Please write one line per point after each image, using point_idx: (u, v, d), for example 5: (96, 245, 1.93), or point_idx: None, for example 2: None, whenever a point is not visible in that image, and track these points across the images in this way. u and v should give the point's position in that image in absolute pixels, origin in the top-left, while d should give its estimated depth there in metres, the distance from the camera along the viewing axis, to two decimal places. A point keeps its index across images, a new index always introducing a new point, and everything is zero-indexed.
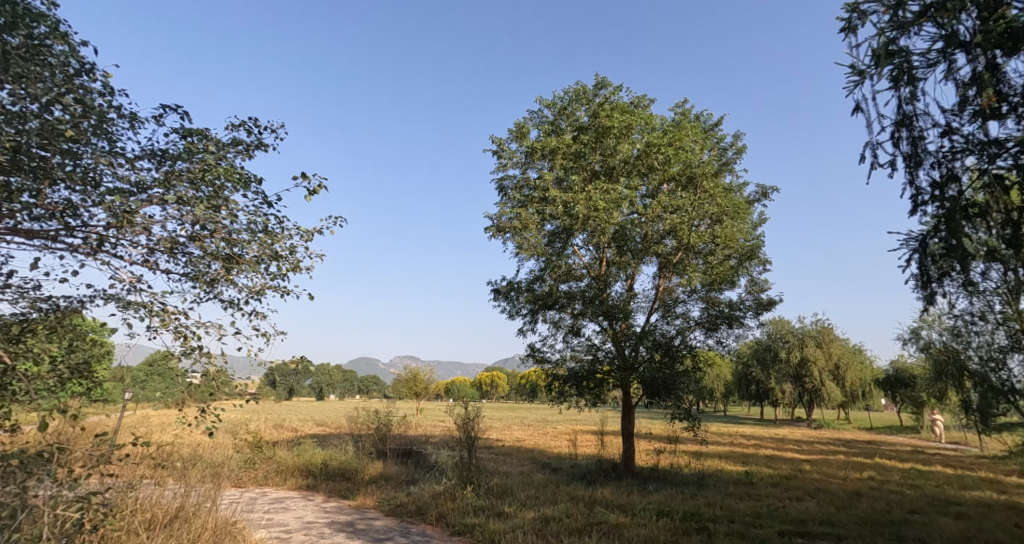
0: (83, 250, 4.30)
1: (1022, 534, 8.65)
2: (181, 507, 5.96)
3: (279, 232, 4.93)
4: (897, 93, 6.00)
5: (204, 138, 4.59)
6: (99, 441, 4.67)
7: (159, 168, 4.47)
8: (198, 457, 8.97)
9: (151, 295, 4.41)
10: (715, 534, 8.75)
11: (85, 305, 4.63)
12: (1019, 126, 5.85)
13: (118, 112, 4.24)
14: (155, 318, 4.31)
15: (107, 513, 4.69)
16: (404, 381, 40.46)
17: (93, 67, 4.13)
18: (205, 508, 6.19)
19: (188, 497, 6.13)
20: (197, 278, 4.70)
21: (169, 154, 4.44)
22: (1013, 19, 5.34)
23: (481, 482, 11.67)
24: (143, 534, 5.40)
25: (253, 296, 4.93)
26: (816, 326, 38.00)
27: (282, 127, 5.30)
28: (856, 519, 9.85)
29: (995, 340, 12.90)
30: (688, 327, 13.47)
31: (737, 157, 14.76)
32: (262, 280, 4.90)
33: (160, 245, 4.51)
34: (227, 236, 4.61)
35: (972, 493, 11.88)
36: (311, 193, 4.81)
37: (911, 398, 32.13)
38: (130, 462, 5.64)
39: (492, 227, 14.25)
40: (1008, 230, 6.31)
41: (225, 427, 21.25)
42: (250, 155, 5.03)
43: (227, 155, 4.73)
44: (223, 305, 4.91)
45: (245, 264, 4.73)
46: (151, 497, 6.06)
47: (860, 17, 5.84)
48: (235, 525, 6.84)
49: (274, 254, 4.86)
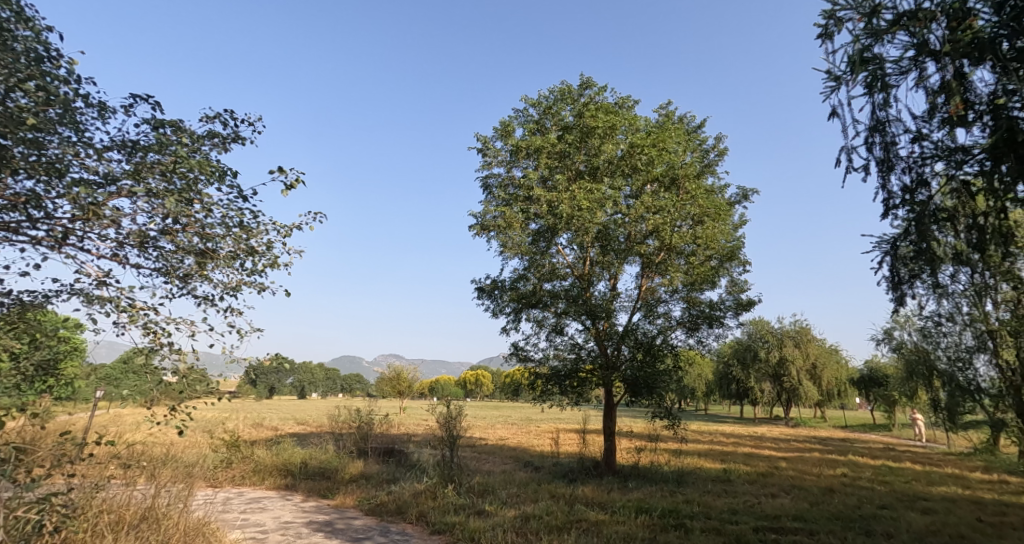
0: (47, 243, 4.26)
1: (985, 528, 8.92)
2: (151, 507, 5.90)
3: (255, 228, 4.91)
4: (871, 99, 6.18)
5: (177, 130, 4.55)
6: (63, 441, 4.61)
7: (129, 159, 4.43)
8: (172, 457, 8.84)
9: (118, 290, 4.36)
10: (691, 531, 8.91)
11: (49, 300, 4.57)
12: (985, 134, 6.04)
13: (85, 100, 4.19)
14: (123, 314, 4.27)
15: (69, 514, 4.64)
16: (388, 380, 40.34)
17: (59, 54, 4.08)
18: (177, 508, 6.16)
19: (159, 497, 6.07)
20: (168, 273, 4.67)
21: (139, 145, 4.39)
22: (979, 29, 5.53)
23: (462, 481, 11.71)
24: (110, 536, 5.32)
25: (228, 292, 4.91)
26: (795, 326, 38.61)
27: (259, 120, 5.25)
28: (828, 514, 10.07)
29: (962, 341, 13.31)
30: (669, 327, 13.63)
31: (718, 159, 14.99)
32: (237, 275, 4.89)
33: (129, 239, 4.47)
34: (200, 231, 4.59)
35: (939, 489, 12.22)
36: (288, 187, 4.79)
37: (886, 397, 32.83)
38: (97, 461, 5.59)
39: (477, 225, 14.29)
40: (974, 234, 6.53)
41: (203, 427, 20.91)
42: (227, 148, 5.00)
43: (201, 148, 4.70)
44: (196, 300, 4.89)
45: (219, 259, 4.71)
46: (120, 498, 5.99)
47: (836, 24, 6.02)
48: (210, 526, 6.76)
49: (250, 250, 4.84)
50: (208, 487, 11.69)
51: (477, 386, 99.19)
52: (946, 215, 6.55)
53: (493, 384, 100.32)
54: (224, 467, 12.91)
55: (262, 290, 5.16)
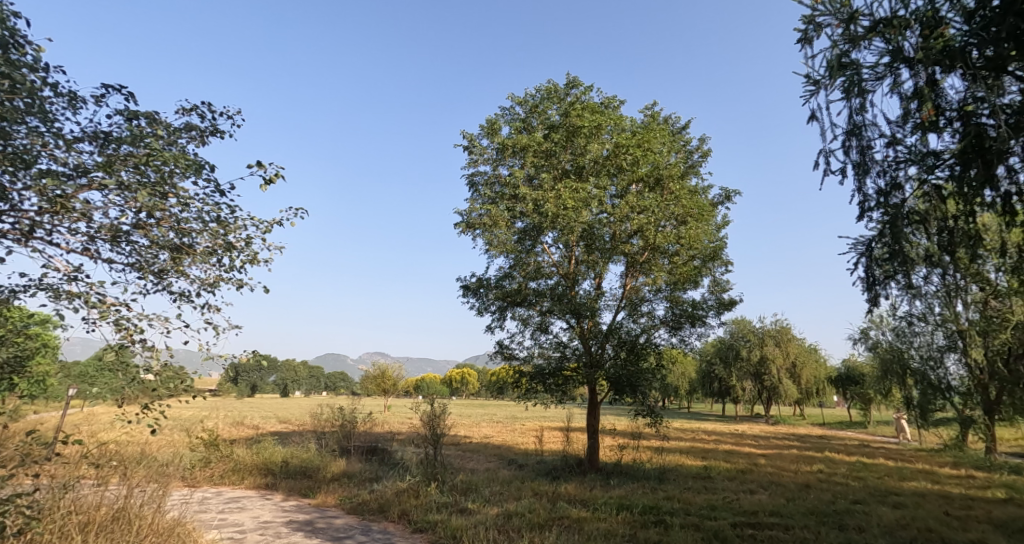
0: (14, 236, 4.22)
1: (951, 522, 9.21)
2: (123, 508, 5.86)
3: (232, 223, 4.90)
4: (848, 104, 6.36)
5: (152, 122, 4.55)
6: (27, 440, 4.55)
7: (102, 151, 4.42)
8: (147, 456, 8.73)
9: (88, 285, 4.33)
10: (671, 528, 9.08)
11: (16, 294, 4.53)
12: (955, 139, 6.27)
13: (54, 89, 4.15)
14: (94, 310, 4.25)
15: (33, 516, 4.60)
16: (372, 377, 40.19)
17: (25, 39, 3.97)
18: (150, 509, 6.12)
19: (132, 497, 6.01)
20: (143, 269, 4.66)
21: (112, 137, 4.38)
22: (950, 38, 5.76)
23: (446, 479, 11.79)
24: (79, 536, 5.28)
25: (205, 288, 4.91)
26: (776, 326, 39.23)
27: (238, 113, 5.24)
28: (803, 509, 10.32)
29: (934, 340, 13.76)
30: (653, 325, 13.81)
31: (702, 160, 15.21)
32: (215, 272, 4.88)
33: (101, 233, 4.46)
34: (175, 225, 4.59)
35: (909, 484, 12.56)
36: (267, 182, 4.75)
37: (862, 394, 33.62)
38: (65, 461, 5.52)
39: (463, 223, 14.34)
40: (946, 237, 6.76)
41: (182, 425, 20.62)
42: (204, 141, 5.01)
43: (177, 141, 4.71)
44: (172, 297, 4.87)
45: (196, 254, 4.70)
46: (91, 498, 5.94)
47: (815, 29, 6.27)
48: (185, 526, 6.72)
49: (227, 245, 4.84)
50: (186, 487, 11.60)
51: (462, 385, 99.28)
52: (918, 218, 6.78)
53: (478, 382, 100.38)
54: (201, 467, 12.77)
55: (241, 286, 5.14)
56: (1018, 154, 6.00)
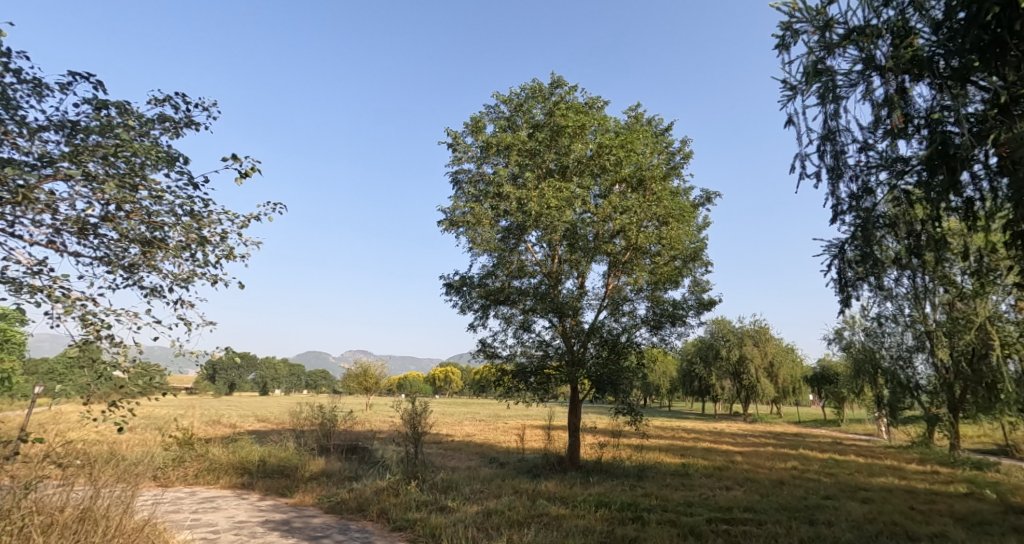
0: None
1: (916, 517, 9.50)
2: (90, 509, 5.66)
3: (206, 217, 4.92)
4: (823, 110, 6.58)
5: (122, 112, 4.55)
6: None
7: (69, 141, 4.41)
8: (118, 456, 8.62)
9: (51, 279, 4.33)
10: (648, 524, 9.25)
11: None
12: (923, 145, 6.50)
13: (19, 76, 4.14)
14: (58, 304, 4.24)
15: None
16: (354, 376, 39.87)
17: None
18: (118, 509, 5.93)
19: (99, 497, 5.80)
20: (112, 262, 4.68)
21: (80, 127, 4.37)
22: (919, 48, 5.99)
23: (426, 478, 11.86)
24: (39, 538, 5.13)
25: (178, 283, 4.92)
26: (754, 326, 39.82)
27: (213, 104, 5.25)
28: (776, 505, 10.58)
29: (904, 340, 14.30)
30: (634, 325, 14.00)
31: (684, 161, 15.41)
32: (188, 267, 4.90)
33: (67, 226, 4.46)
34: (146, 218, 4.60)
35: (877, 479, 12.91)
36: (243, 175, 4.77)
37: (838, 394, 34.36)
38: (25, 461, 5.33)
39: (446, 220, 14.36)
40: (914, 241, 7.01)
41: (159, 424, 20.31)
42: (178, 133, 5.02)
43: (149, 132, 4.71)
44: (144, 292, 4.88)
45: (168, 248, 4.71)
46: (55, 498, 5.74)
47: (792, 36, 6.54)
48: (156, 526, 6.68)
49: (200, 240, 4.85)
50: (158, 487, 11.48)
51: (446, 384, 99.25)
52: (888, 222, 7.03)
53: (462, 381, 100.17)
54: (175, 466, 12.64)
55: (216, 282, 5.16)
56: (982, 162, 6.24)
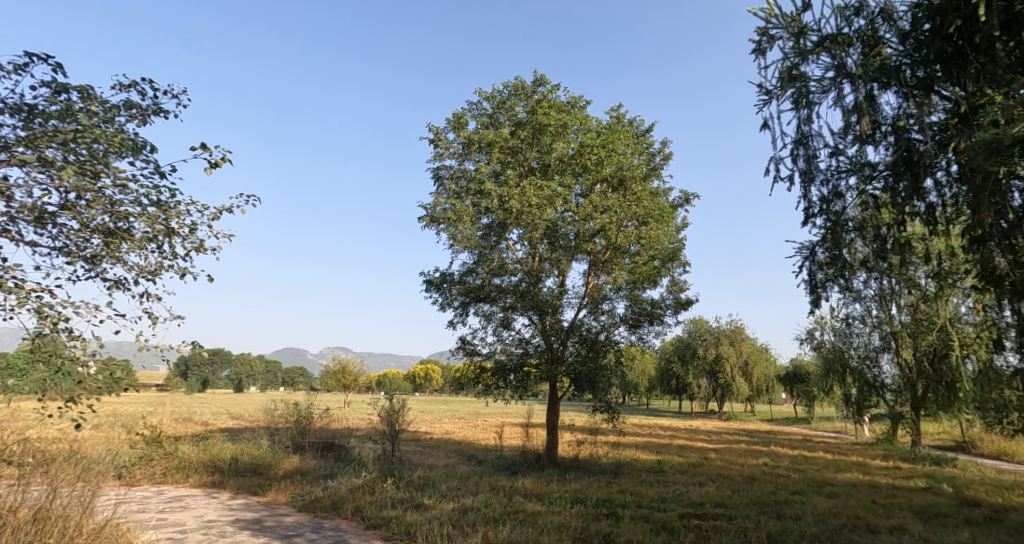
0: None
1: (877, 511, 9.82)
2: (45, 509, 5.56)
3: (173, 208, 4.90)
4: (797, 115, 6.75)
5: (85, 97, 4.52)
6: None
7: (26, 125, 4.36)
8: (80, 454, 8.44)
9: (5, 269, 4.29)
10: (621, 520, 9.40)
11: None
12: (888, 151, 6.71)
13: None
14: (13, 295, 4.20)
15: None
16: (331, 373, 39.49)
17: None
18: (76, 509, 5.82)
19: (56, 497, 5.71)
20: (73, 253, 4.64)
21: (38, 111, 4.31)
22: (887, 57, 6.17)
23: (403, 475, 11.87)
24: None
25: (144, 275, 4.90)
26: (731, 326, 40.33)
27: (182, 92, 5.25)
28: (746, 500, 10.84)
29: (872, 341, 14.69)
30: (613, 323, 14.17)
31: (664, 163, 15.60)
32: (153, 258, 4.87)
33: (23, 214, 4.41)
34: (108, 208, 4.56)
35: (843, 475, 13.27)
36: (212, 166, 4.81)
37: (810, 393, 35.16)
38: None
39: (426, 217, 14.37)
40: (881, 244, 7.24)
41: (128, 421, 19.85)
42: (145, 119, 4.98)
43: (113, 118, 4.67)
44: (107, 283, 4.86)
45: (132, 239, 4.68)
46: (8, 499, 5.61)
47: (768, 41, 6.70)
48: (118, 526, 6.58)
49: (167, 231, 4.83)
50: (123, 486, 11.27)
51: (427, 381, 99.11)
52: (856, 226, 7.24)
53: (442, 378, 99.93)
54: (143, 464, 12.41)
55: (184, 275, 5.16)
56: (943, 169, 6.47)
